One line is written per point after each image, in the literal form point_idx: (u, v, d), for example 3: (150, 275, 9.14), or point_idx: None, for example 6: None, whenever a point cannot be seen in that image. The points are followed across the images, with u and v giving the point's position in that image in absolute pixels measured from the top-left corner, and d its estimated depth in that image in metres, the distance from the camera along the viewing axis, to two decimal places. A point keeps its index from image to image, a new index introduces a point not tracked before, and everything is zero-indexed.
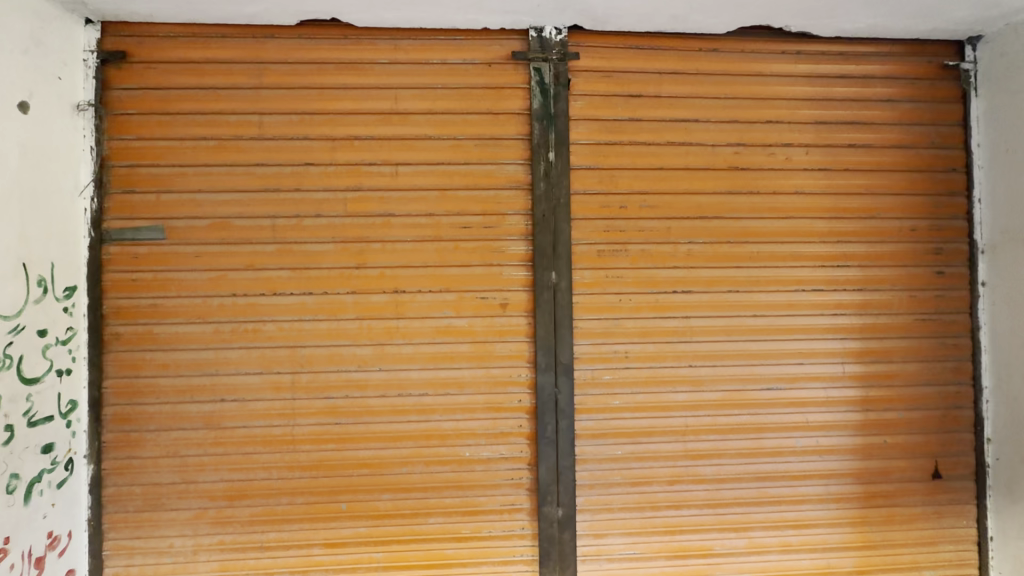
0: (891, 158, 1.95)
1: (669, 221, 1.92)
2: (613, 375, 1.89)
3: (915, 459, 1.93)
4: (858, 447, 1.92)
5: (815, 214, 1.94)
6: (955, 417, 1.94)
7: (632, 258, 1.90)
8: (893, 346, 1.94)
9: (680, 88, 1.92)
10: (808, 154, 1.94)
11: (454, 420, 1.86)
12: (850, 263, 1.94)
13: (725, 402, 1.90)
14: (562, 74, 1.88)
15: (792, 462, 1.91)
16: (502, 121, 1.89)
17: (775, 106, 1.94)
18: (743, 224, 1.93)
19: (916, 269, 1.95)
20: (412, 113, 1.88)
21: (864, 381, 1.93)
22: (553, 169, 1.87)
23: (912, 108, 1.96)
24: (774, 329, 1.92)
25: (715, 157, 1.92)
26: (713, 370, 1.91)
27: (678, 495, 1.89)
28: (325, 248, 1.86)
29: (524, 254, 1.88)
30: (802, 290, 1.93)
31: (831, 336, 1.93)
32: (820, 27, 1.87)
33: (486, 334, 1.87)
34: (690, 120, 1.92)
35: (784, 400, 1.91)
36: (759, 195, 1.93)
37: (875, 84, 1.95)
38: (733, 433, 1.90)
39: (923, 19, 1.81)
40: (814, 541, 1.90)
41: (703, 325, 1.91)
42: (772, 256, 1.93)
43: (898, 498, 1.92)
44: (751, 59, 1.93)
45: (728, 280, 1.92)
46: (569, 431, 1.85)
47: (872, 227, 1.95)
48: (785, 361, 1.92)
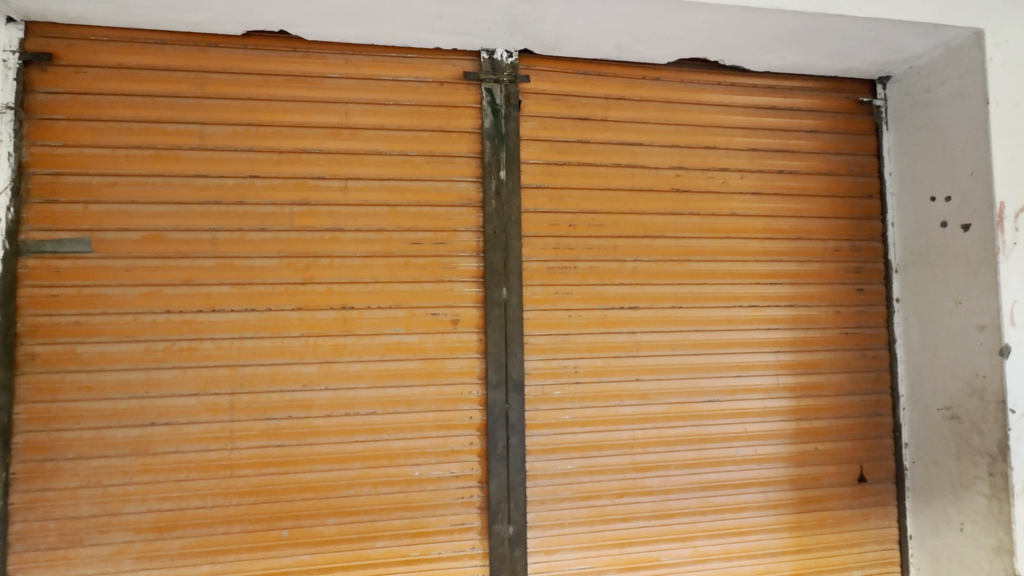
0: (815, 184, 2.11)
1: (616, 239, 1.98)
2: (563, 390, 1.91)
3: (844, 465, 2.05)
4: (793, 455, 2.02)
5: (750, 234, 2.06)
6: (877, 424, 2.08)
7: (581, 275, 1.95)
8: (822, 358, 2.07)
9: (625, 113, 2.01)
10: (743, 179, 2.07)
11: (403, 439, 1.82)
12: (782, 280, 2.07)
13: (671, 414, 1.96)
14: (513, 95, 1.93)
15: (734, 471, 1.98)
16: (454, 138, 1.91)
17: (712, 133, 2.06)
18: (684, 243, 2.02)
19: (840, 286, 2.10)
20: (362, 127, 1.87)
21: (796, 391, 2.05)
22: (503, 187, 1.90)
23: (833, 139, 2.14)
24: (715, 343, 2.01)
25: (658, 180, 2.02)
26: (659, 384, 1.97)
27: (627, 507, 1.92)
28: (268, 262, 1.80)
29: (475, 270, 1.89)
30: (740, 305, 2.03)
31: (766, 349, 2.04)
32: (751, 62, 2.02)
33: (437, 351, 1.86)
34: (635, 144, 2.01)
35: (725, 411, 2.00)
36: (699, 215, 2.04)
37: (800, 116, 2.12)
38: (679, 444, 1.96)
39: (840, 59, 1.99)
40: (754, 547, 1.97)
41: (649, 340, 1.97)
42: (712, 273, 2.03)
43: (829, 502, 2.03)
44: (690, 88, 2.05)
45: (671, 296, 2.00)
46: (519, 447, 1.85)
47: (801, 247, 2.09)
48: (725, 374, 2.01)
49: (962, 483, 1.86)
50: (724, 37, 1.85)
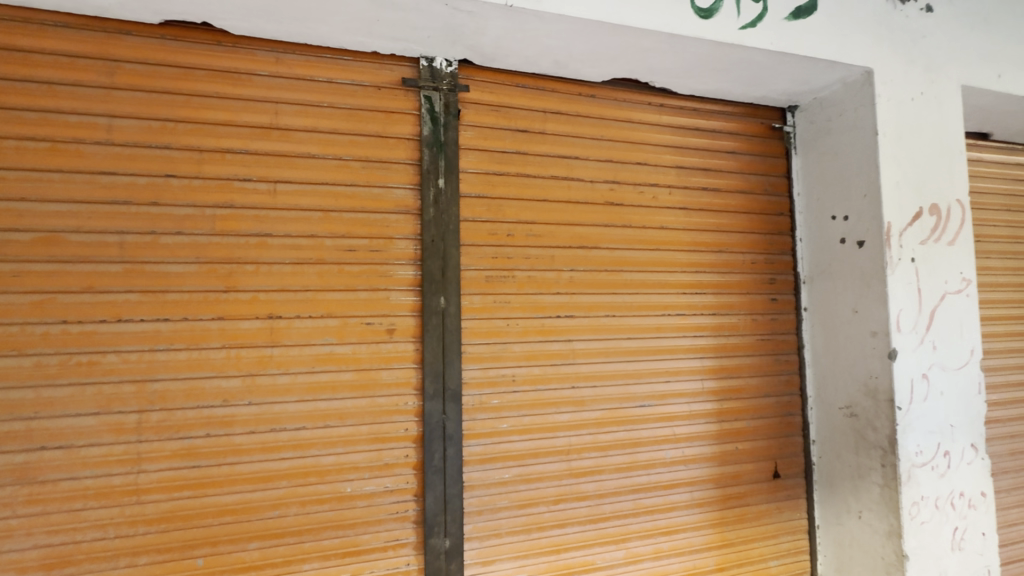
0: (735, 201, 2.27)
1: (553, 249, 2.03)
2: (501, 399, 1.92)
3: (761, 463, 2.20)
4: (716, 455, 2.15)
5: (677, 246, 2.18)
6: (789, 423, 2.26)
7: (518, 284, 1.97)
8: (741, 363, 2.22)
9: (562, 127, 2.07)
10: (671, 194, 2.19)
11: (334, 454, 1.75)
12: (706, 291, 2.20)
13: (605, 420, 2.02)
14: (452, 104, 1.93)
15: (663, 472, 2.07)
16: (391, 144, 1.88)
17: (643, 150, 2.17)
18: (618, 254, 2.10)
19: (756, 296, 2.27)
20: (293, 129, 1.79)
21: (719, 395, 2.18)
22: (442, 195, 1.89)
23: (750, 160, 2.31)
24: (645, 351, 2.10)
25: (593, 193, 2.09)
26: (594, 391, 2.02)
27: (563, 513, 1.95)
28: (186, 269, 1.67)
29: (412, 278, 1.86)
30: (668, 314, 2.14)
31: (692, 355, 2.16)
32: (678, 85, 2.15)
33: (371, 361, 1.80)
34: (571, 157, 2.07)
35: (655, 415, 2.09)
36: (631, 227, 2.13)
37: (721, 137, 2.28)
38: (612, 449, 2.02)
39: (755, 87, 2.17)
40: (681, 545, 2.07)
41: (584, 348, 2.03)
42: (643, 283, 2.12)
43: (748, 498, 2.17)
44: (623, 106, 2.15)
45: (605, 305, 2.07)
46: (456, 458, 1.83)
47: (722, 259, 2.24)
48: (655, 380, 2.10)
49: (860, 475, 2.05)
50: (653, 61, 1.96)
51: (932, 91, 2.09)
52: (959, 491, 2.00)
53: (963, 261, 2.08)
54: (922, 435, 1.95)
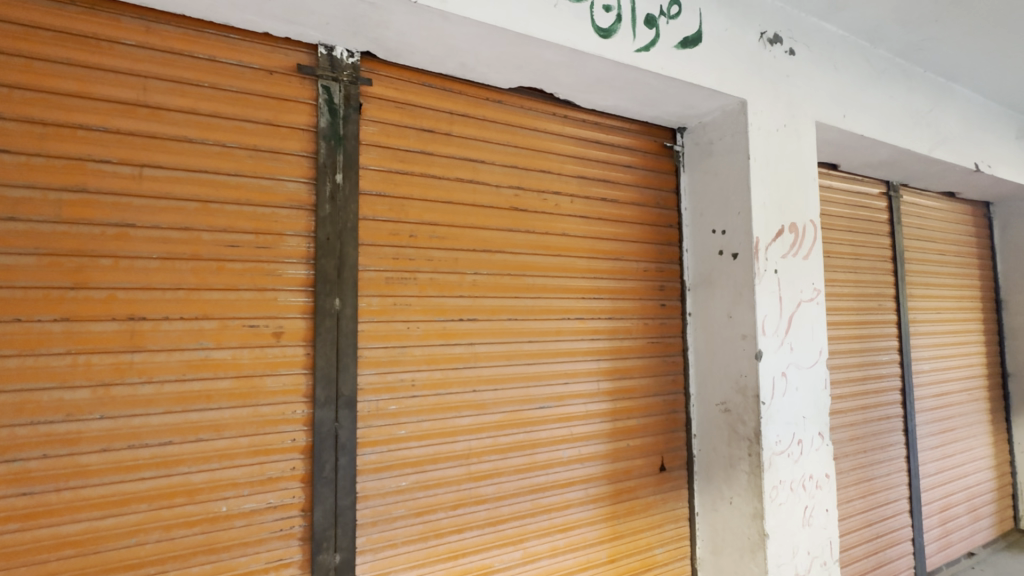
0: (631, 212, 2.42)
1: (457, 251, 2.01)
2: (399, 405, 1.86)
3: (649, 457, 2.36)
4: (609, 452, 2.26)
5: (578, 253, 2.27)
6: (674, 420, 2.45)
7: (420, 286, 1.93)
8: (634, 365, 2.36)
9: (468, 130, 2.07)
10: (573, 203, 2.28)
11: (207, 471, 1.58)
12: (603, 296, 2.32)
13: (505, 423, 2.04)
14: (353, 97, 1.83)
15: (560, 471, 2.14)
16: (283, 134, 1.75)
17: (547, 158, 2.23)
18: (521, 259, 2.14)
19: (648, 301, 2.43)
20: (166, 108, 1.60)
21: (614, 395, 2.30)
22: (339, 192, 1.79)
23: (644, 175, 2.48)
24: (546, 353, 2.15)
25: (498, 198, 2.11)
26: (495, 394, 2.04)
27: (461, 518, 1.93)
28: (21, 261, 1.42)
29: (304, 278, 1.74)
30: (568, 318, 2.22)
31: (589, 358, 2.26)
32: (580, 99, 2.25)
33: (255, 367, 1.65)
34: (477, 160, 2.08)
35: (553, 416, 2.15)
36: (534, 233, 2.18)
37: (619, 151, 2.42)
38: (512, 451, 2.05)
39: (649, 107, 2.33)
40: (576, 540, 2.15)
41: (486, 351, 2.03)
42: (545, 288, 2.18)
43: (638, 492, 2.31)
44: (529, 115, 2.20)
45: (508, 309, 2.09)
46: (349, 467, 1.74)
47: (618, 266, 2.37)
48: (554, 382, 2.16)
49: (732, 465, 2.27)
50: (557, 73, 2.02)
51: (793, 124, 2.39)
52: (809, 474, 2.29)
53: (814, 273, 2.39)
54: (781, 427, 2.21)
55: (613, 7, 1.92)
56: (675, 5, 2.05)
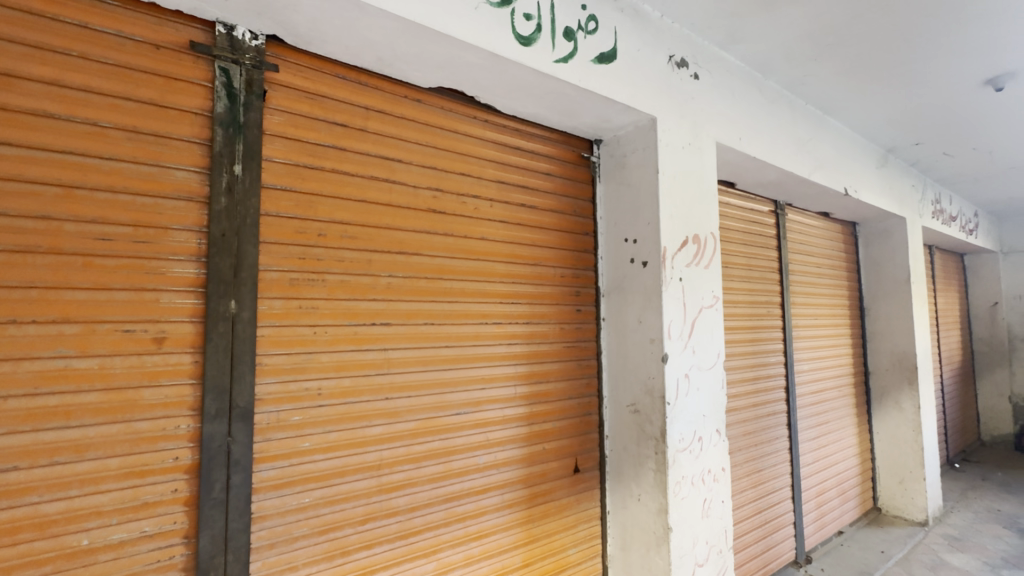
0: (549, 219, 2.47)
1: (370, 253, 1.92)
2: (303, 415, 1.73)
3: (564, 460, 2.40)
4: (525, 456, 2.27)
5: (497, 258, 2.27)
6: (588, 422, 2.52)
7: (329, 288, 1.82)
8: (550, 369, 2.40)
9: (385, 127, 1.99)
10: (492, 207, 2.27)
11: (63, 500, 1.36)
12: (521, 300, 2.33)
13: (419, 430, 1.98)
14: (256, 82, 1.69)
15: (476, 478, 2.11)
16: (171, 117, 1.56)
17: (467, 161, 2.21)
18: (438, 262, 2.09)
19: (565, 306, 2.48)
20: (18, 75, 1.36)
21: (530, 399, 2.32)
22: (238, 184, 1.63)
23: (562, 183, 2.54)
24: (462, 359, 2.12)
25: (416, 199, 2.05)
26: (409, 401, 1.97)
27: (370, 533, 1.84)
28: None
29: (193, 278, 1.56)
30: (486, 322, 2.21)
31: (507, 362, 2.26)
32: (501, 104, 2.26)
33: (128, 378, 1.46)
34: (394, 159, 2.01)
35: (469, 421, 2.12)
36: (452, 236, 2.14)
37: (539, 159, 2.46)
38: (426, 459, 1.98)
39: (568, 117, 2.39)
40: (491, 547, 2.13)
41: (400, 357, 1.96)
42: (463, 292, 2.15)
43: (553, 494, 2.34)
44: (449, 116, 2.17)
45: (424, 313, 2.03)
46: (243, 486, 1.58)
47: (536, 272, 2.40)
48: (470, 387, 2.13)
49: (640, 463, 2.37)
50: (477, 76, 2.01)
51: (697, 143, 2.57)
52: (707, 468, 2.46)
53: (714, 282, 2.58)
54: (684, 425, 2.34)
55: (533, 16, 1.95)
56: (592, 21, 2.13)
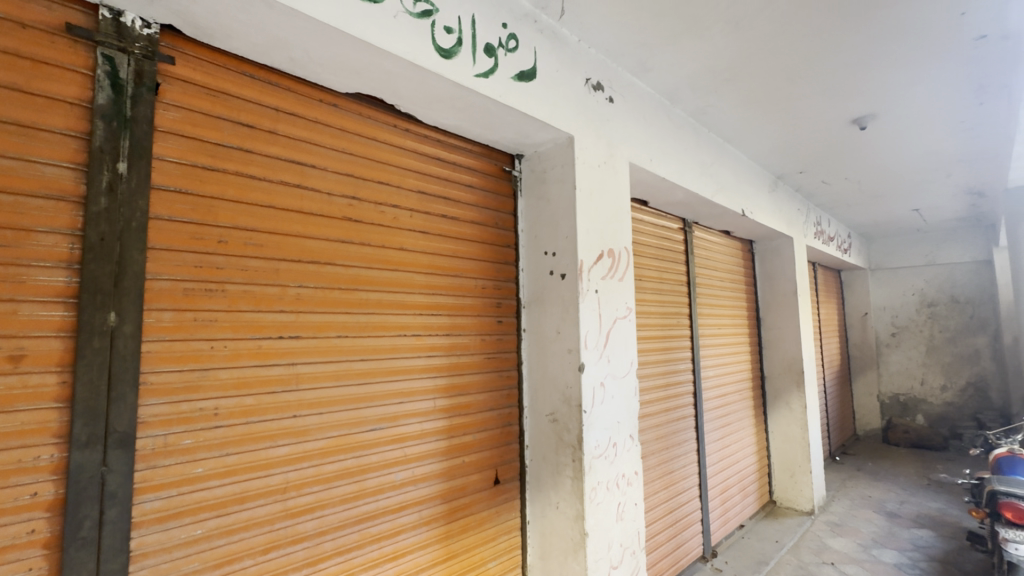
0: (471, 230, 2.47)
1: (278, 262, 1.81)
2: (196, 438, 1.58)
3: (484, 472, 2.39)
4: (444, 470, 2.23)
5: (416, 269, 2.23)
6: (509, 432, 2.53)
7: (230, 299, 1.69)
8: (471, 381, 2.39)
9: (297, 131, 1.90)
10: (412, 217, 2.24)
11: None
12: (441, 312, 2.31)
13: (330, 449, 1.88)
14: (147, 74, 1.54)
15: (392, 496, 2.04)
16: (40, 105, 1.38)
17: (386, 170, 2.17)
18: (354, 272, 2.02)
19: (486, 318, 2.49)
20: None
21: (450, 412, 2.29)
22: (122, 183, 1.47)
23: (484, 195, 2.56)
24: (379, 373, 2.05)
25: (330, 206, 1.97)
26: (319, 418, 1.86)
27: (273, 563, 1.71)
28: None
29: (63, 287, 1.38)
30: (404, 335, 2.15)
31: (425, 375, 2.21)
32: (421, 114, 2.24)
33: None
34: (307, 164, 1.92)
35: (385, 437, 2.05)
36: (369, 246, 2.08)
37: (461, 171, 2.47)
38: (338, 480, 1.89)
39: (489, 131, 2.43)
40: (408, 567, 2.06)
41: (310, 372, 1.86)
42: (380, 303, 2.09)
43: (472, 507, 2.32)
44: (367, 123, 2.12)
45: (337, 325, 1.95)
46: (121, 522, 1.40)
47: (457, 283, 2.39)
48: (386, 402, 2.07)
49: (559, 471, 2.41)
50: (396, 85, 1.99)
51: (611, 162, 2.71)
52: (621, 473, 2.56)
53: (627, 294, 2.72)
54: (599, 432, 2.43)
55: (454, 29, 1.96)
56: (512, 40, 2.19)
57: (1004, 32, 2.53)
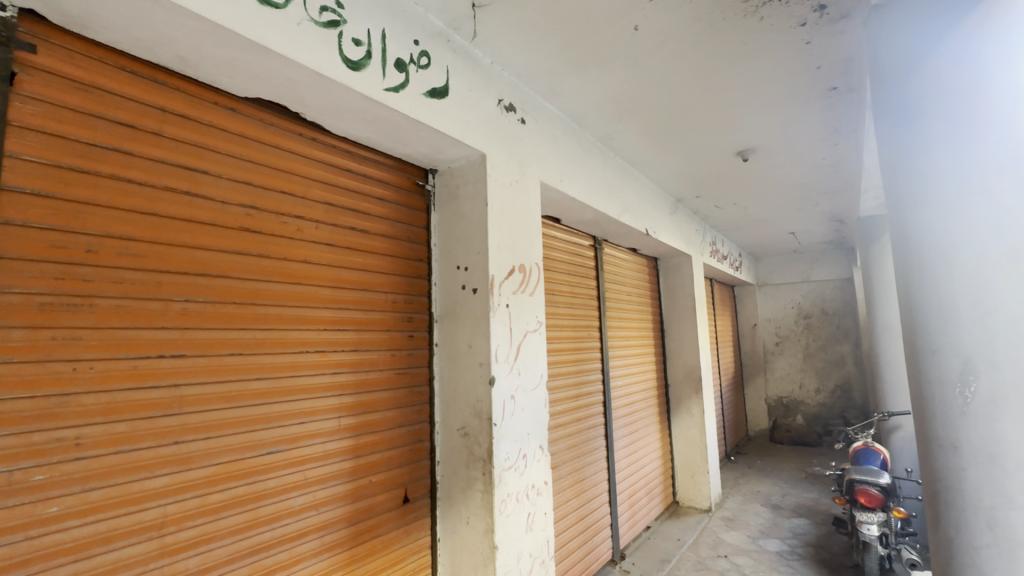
0: (381, 244, 2.44)
1: (160, 274, 1.67)
2: (51, 473, 1.40)
3: (393, 491, 2.33)
4: (349, 492, 2.15)
5: (320, 282, 2.15)
6: (419, 449, 2.50)
7: (99, 315, 1.52)
8: (379, 397, 2.33)
9: (187, 134, 1.77)
10: (317, 229, 2.17)
11: None
12: (348, 327, 2.24)
13: (219, 476, 1.74)
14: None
15: (290, 523, 1.93)
16: None
17: (290, 180, 2.08)
18: (250, 286, 1.90)
19: (396, 332, 2.45)
20: None
21: (356, 430, 2.22)
22: None
23: (395, 209, 2.54)
24: (277, 392, 1.94)
25: (224, 215, 1.85)
26: (206, 444, 1.72)
27: None
28: None
29: None
30: (306, 351, 2.06)
31: (329, 393, 2.13)
32: (329, 124, 2.19)
33: None
34: (198, 170, 1.79)
35: (284, 460, 1.93)
36: (269, 258, 1.98)
37: (371, 183, 2.43)
38: (227, 509, 1.75)
39: (401, 145, 2.42)
40: None
41: (196, 393, 1.71)
42: (279, 319, 1.98)
43: (379, 529, 2.25)
44: (269, 130, 2.02)
45: (230, 342, 1.82)
46: None
47: (365, 297, 2.33)
48: (286, 423, 1.96)
49: (469, 486, 2.42)
50: (301, 93, 1.93)
51: (523, 181, 2.81)
52: (531, 483, 2.62)
53: (537, 308, 2.81)
54: (509, 444, 2.47)
55: (362, 42, 1.95)
56: (424, 57, 2.21)
57: (850, 85, 2.98)
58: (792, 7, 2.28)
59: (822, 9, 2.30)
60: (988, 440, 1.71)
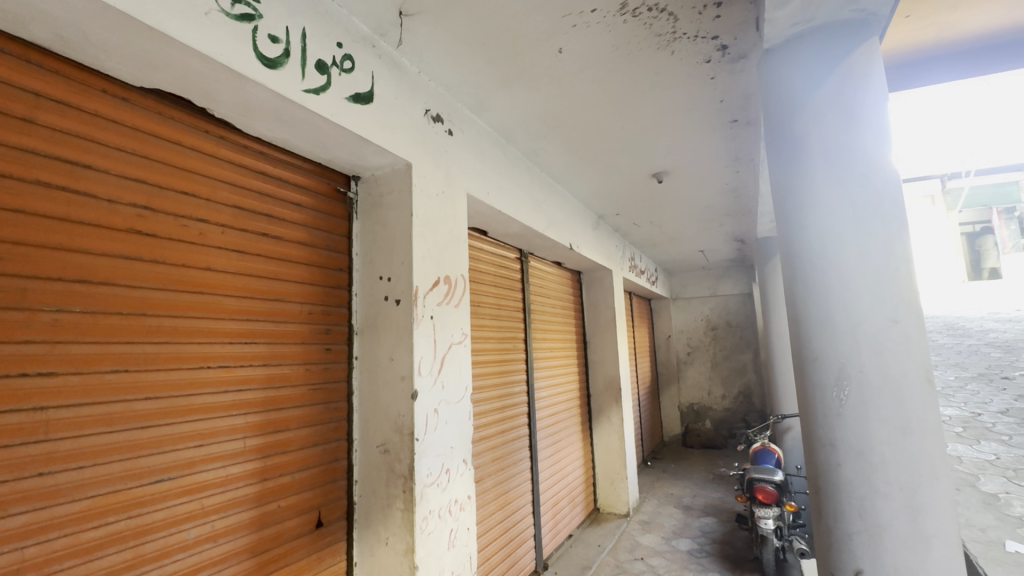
0: (296, 252, 2.31)
1: (26, 280, 1.45)
2: None
3: (304, 515, 2.18)
4: (254, 519, 1.99)
5: (226, 291, 1.99)
6: (335, 469, 2.36)
7: None
8: (290, 415, 2.19)
9: (67, 122, 1.58)
10: (223, 234, 2.00)
11: None
12: (257, 340, 2.09)
13: (95, 511, 1.53)
14: None
15: (182, 558, 1.73)
16: None
17: (192, 179, 1.91)
18: (141, 294, 1.71)
19: (312, 345, 2.32)
20: None
21: (264, 451, 2.06)
22: None
23: (313, 215, 2.42)
24: (170, 413, 1.75)
25: (110, 215, 1.66)
26: (79, 474, 1.51)
27: None
28: None
29: None
30: (208, 366, 1.89)
31: (233, 412, 1.96)
32: (240, 123, 2.04)
33: None
34: (79, 163, 1.59)
35: (176, 488, 1.75)
36: (165, 264, 1.79)
37: (286, 188, 2.30)
38: (103, 549, 1.54)
39: (321, 150, 2.31)
40: None
41: (68, 417, 1.50)
42: (176, 331, 1.80)
43: (288, 557, 2.09)
44: (169, 125, 1.85)
45: (114, 358, 1.62)
46: None
47: (278, 308, 2.19)
48: (180, 446, 1.77)
49: (389, 505, 2.32)
50: (207, 87, 1.79)
51: (449, 192, 2.79)
52: (453, 498, 2.57)
53: (461, 320, 2.79)
54: (431, 459, 2.41)
55: (280, 39, 1.86)
56: (347, 61, 2.15)
57: (748, 119, 3.30)
58: (699, 45, 2.49)
59: (724, 49, 2.53)
60: (859, 438, 1.93)
